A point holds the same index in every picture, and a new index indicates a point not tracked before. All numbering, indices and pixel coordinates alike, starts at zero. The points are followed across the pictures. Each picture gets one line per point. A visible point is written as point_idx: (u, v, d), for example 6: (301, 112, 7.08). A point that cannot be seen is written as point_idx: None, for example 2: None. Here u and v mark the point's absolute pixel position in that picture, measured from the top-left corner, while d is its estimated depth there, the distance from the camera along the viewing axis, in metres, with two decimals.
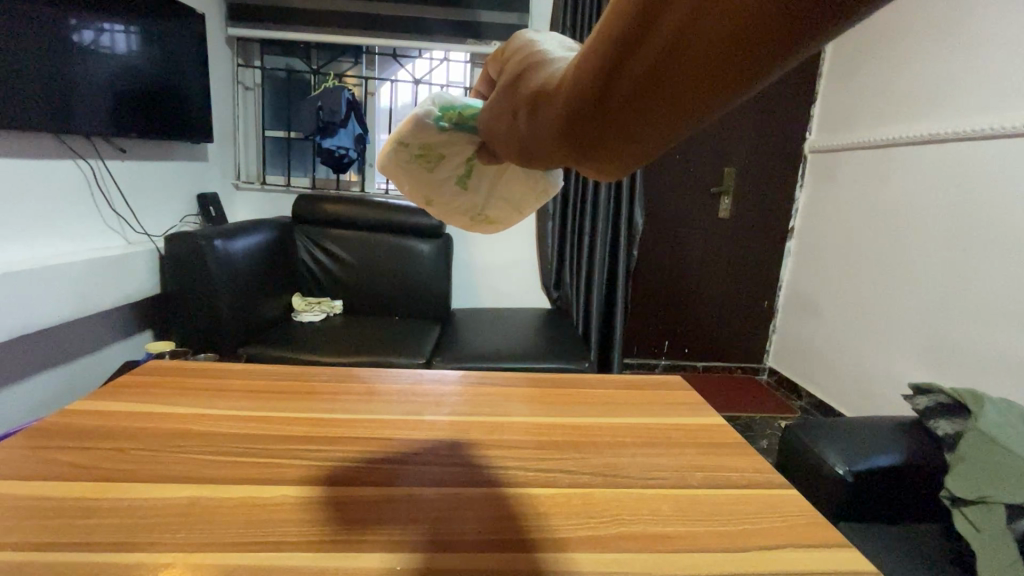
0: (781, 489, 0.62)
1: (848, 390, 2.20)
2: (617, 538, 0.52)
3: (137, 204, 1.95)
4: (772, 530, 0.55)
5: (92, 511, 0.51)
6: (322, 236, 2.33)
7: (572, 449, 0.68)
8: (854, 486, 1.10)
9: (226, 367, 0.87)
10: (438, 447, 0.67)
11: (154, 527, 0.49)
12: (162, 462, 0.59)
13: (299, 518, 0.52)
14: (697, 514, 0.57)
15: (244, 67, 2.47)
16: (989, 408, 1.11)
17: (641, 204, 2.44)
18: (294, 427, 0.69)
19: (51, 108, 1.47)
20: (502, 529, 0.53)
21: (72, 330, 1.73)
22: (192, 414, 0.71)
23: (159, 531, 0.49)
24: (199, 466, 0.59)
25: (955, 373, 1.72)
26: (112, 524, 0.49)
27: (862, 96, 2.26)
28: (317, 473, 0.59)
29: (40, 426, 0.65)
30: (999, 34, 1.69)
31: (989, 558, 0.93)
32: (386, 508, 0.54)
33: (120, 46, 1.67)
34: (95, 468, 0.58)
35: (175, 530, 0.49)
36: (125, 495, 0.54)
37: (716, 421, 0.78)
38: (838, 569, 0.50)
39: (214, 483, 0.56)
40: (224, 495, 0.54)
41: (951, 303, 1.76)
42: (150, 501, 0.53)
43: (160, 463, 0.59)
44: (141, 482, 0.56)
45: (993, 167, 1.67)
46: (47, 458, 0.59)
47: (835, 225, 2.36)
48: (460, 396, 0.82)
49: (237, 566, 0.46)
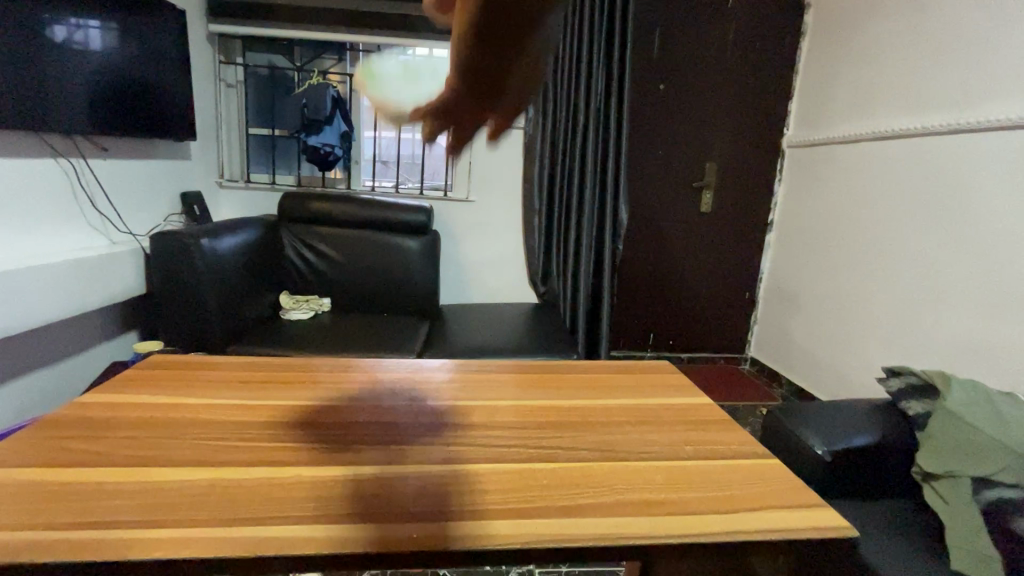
0: (766, 459, 0.67)
1: (825, 376, 2.29)
2: (617, 505, 0.56)
3: (119, 202, 1.93)
4: (760, 496, 0.59)
5: (116, 493, 0.53)
6: (307, 234, 2.32)
7: (569, 427, 0.72)
8: (832, 464, 1.16)
9: (230, 360, 0.89)
10: (442, 430, 0.70)
11: (180, 506, 0.52)
12: (178, 447, 0.62)
13: (318, 495, 0.55)
14: (690, 482, 0.61)
15: (226, 64, 2.45)
16: (955, 387, 1.17)
17: (625, 200, 2.54)
18: (302, 413, 0.72)
19: (20, 105, 1.44)
20: (508, 501, 0.56)
21: (62, 329, 1.74)
22: (201, 404, 0.73)
23: (184, 509, 0.51)
24: (216, 450, 0.62)
25: (930, 358, 1.81)
26: (137, 504, 0.52)
27: (835, 93, 2.34)
28: (329, 454, 0.63)
29: (56, 416, 0.68)
30: (964, 33, 1.77)
31: (955, 525, 0.99)
32: (400, 484, 0.58)
33: (94, 42, 1.64)
34: (115, 453, 0.60)
35: (198, 507, 0.52)
36: (146, 477, 0.56)
37: (703, 401, 0.83)
38: (819, 528, 0.55)
39: (231, 465, 0.59)
40: (243, 476, 0.57)
41: (925, 291, 1.84)
42: (171, 483, 0.55)
43: (177, 448, 0.62)
44: (161, 466, 0.58)
45: (961, 161, 1.75)
46: (65, 446, 0.61)
47: (812, 217, 2.44)
48: (459, 382, 0.86)
49: (264, 539, 0.48)
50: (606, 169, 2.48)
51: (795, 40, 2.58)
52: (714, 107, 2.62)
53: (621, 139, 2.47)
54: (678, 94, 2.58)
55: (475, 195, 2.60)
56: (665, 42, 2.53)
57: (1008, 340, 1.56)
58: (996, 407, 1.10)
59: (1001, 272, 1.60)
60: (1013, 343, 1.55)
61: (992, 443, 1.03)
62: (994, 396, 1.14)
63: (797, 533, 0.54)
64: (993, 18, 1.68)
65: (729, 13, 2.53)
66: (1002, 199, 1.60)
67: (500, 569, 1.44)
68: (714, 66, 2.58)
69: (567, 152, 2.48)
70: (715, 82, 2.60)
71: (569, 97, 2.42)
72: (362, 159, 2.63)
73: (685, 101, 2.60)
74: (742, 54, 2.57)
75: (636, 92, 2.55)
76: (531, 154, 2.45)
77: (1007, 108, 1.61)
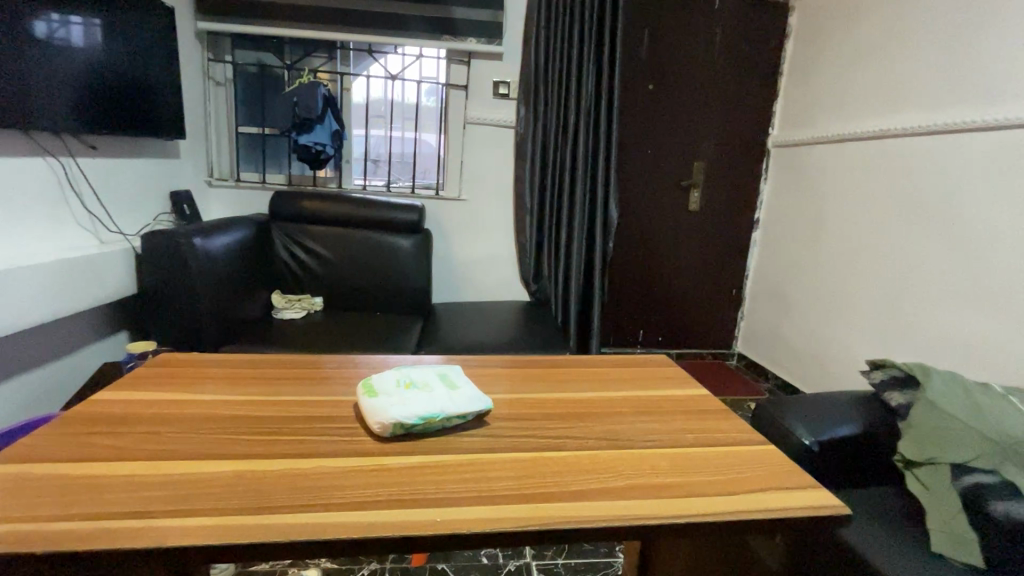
0: (761, 445, 0.74)
1: (810, 369, 2.37)
2: (623, 488, 0.62)
3: (111, 203, 1.93)
4: (757, 478, 0.66)
5: (173, 485, 0.61)
6: (300, 233, 2.32)
7: (575, 419, 0.79)
8: (818, 454, 1.21)
9: (252, 363, 0.96)
10: (458, 427, 0.77)
11: (229, 494, 0.59)
12: (218, 444, 0.69)
13: (348, 484, 0.62)
14: (692, 467, 0.67)
15: (214, 62, 2.43)
16: (934, 378, 1.23)
17: (615, 197, 2.58)
18: (326, 410, 0.80)
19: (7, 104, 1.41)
20: (520, 485, 0.63)
21: (52, 330, 1.72)
22: (231, 403, 0.80)
23: (234, 497, 0.59)
24: (253, 445, 0.69)
25: (910, 351, 1.88)
26: (193, 494, 0.59)
27: (819, 94, 2.40)
28: (354, 446, 0.71)
29: (104, 417, 0.74)
30: (939, 38, 1.84)
31: (936, 514, 1.02)
32: (422, 476, 0.64)
33: (77, 39, 1.60)
34: (164, 449, 0.67)
35: (242, 498, 0.59)
36: (196, 470, 0.63)
37: (700, 392, 0.90)
38: (811, 505, 0.61)
39: (268, 458, 0.66)
40: (282, 466, 0.65)
41: (903, 287, 1.91)
42: (219, 474, 0.63)
43: (218, 444, 0.69)
44: (207, 461, 0.65)
45: (937, 161, 1.82)
46: (117, 445, 0.68)
47: (797, 215, 2.51)
48: (470, 379, 0.92)
49: (305, 525, 0.55)
50: (596, 168, 2.52)
51: (779, 43, 2.65)
52: (701, 108, 2.66)
53: (611, 138, 2.51)
54: (665, 94, 2.62)
55: (468, 194, 2.62)
56: (652, 44, 2.57)
57: (985, 332, 1.63)
58: (973, 397, 1.16)
59: (977, 266, 1.67)
60: (990, 333, 1.62)
61: (968, 431, 1.08)
62: (970, 386, 1.20)
63: (791, 511, 0.60)
64: (964, 24, 1.75)
65: (715, 15, 2.58)
66: (978, 196, 1.67)
67: (500, 561, 1.48)
68: (700, 67, 2.62)
69: (557, 151, 2.51)
70: (702, 83, 2.65)
71: (558, 98, 2.45)
72: (354, 157, 2.63)
73: (673, 101, 2.64)
74: (728, 56, 2.62)
75: (625, 92, 2.59)
76: (521, 151, 2.52)
77: (980, 111, 1.69)
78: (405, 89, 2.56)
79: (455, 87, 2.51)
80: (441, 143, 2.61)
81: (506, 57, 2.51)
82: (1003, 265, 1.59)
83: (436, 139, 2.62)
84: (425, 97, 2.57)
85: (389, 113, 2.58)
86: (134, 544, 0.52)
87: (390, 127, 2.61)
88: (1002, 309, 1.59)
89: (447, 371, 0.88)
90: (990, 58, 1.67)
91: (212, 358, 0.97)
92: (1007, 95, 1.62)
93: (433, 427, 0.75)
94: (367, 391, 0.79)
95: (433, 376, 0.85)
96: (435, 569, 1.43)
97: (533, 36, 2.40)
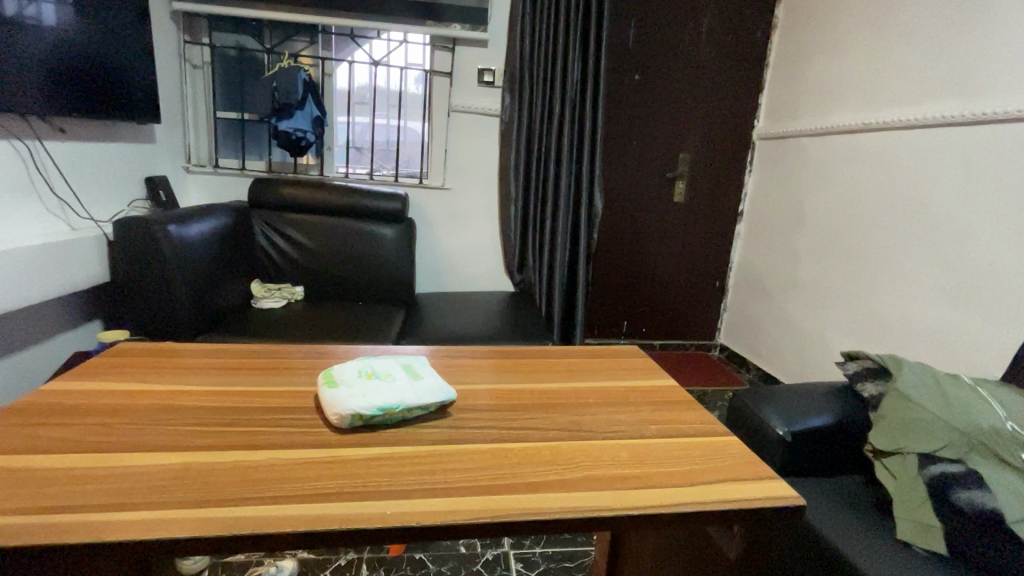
0: (719, 437, 0.77)
1: (791, 360, 2.39)
2: (582, 480, 0.64)
3: (80, 188, 1.87)
4: (713, 469, 0.68)
5: (124, 476, 0.59)
6: (279, 220, 2.28)
7: (540, 411, 0.81)
8: (793, 444, 1.22)
9: (220, 352, 0.95)
10: (423, 418, 0.77)
11: (182, 487, 0.58)
12: (177, 435, 0.68)
13: (306, 477, 0.61)
14: (651, 459, 0.70)
15: (192, 44, 2.35)
16: (905, 368, 1.22)
17: (600, 187, 2.57)
18: (292, 400, 0.80)
19: None
20: (481, 477, 0.64)
21: (10, 321, 1.63)
22: (194, 392, 0.80)
23: (187, 490, 0.58)
24: (212, 436, 0.68)
25: (884, 342, 1.92)
26: (144, 487, 0.58)
27: (803, 86, 2.41)
28: (316, 436, 0.70)
29: (63, 407, 0.73)
30: (915, 32, 1.87)
31: (903, 502, 1.03)
32: (380, 468, 0.64)
33: (47, 18, 1.55)
34: (120, 440, 0.66)
35: (190, 491, 0.58)
36: (149, 462, 0.62)
37: (664, 385, 0.93)
38: (762, 495, 0.64)
39: (228, 450, 0.66)
40: (242, 458, 0.64)
41: (880, 279, 1.94)
42: (173, 466, 0.62)
43: (177, 435, 0.68)
44: (163, 452, 0.64)
45: (911, 155, 1.85)
46: (72, 435, 0.67)
47: (779, 208, 2.53)
48: (444, 369, 0.94)
49: (259, 516, 0.54)
50: (582, 158, 2.50)
51: (766, 36, 2.63)
52: (687, 99, 2.66)
53: (597, 128, 2.50)
54: (653, 83, 2.61)
55: (452, 182, 2.58)
56: (640, 33, 2.55)
57: (959, 324, 1.66)
58: (942, 387, 1.14)
59: (953, 260, 1.69)
60: (963, 327, 1.64)
61: (937, 420, 1.07)
62: (941, 376, 1.18)
63: (743, 501, 0.62)
64: (940, 20, 1.78)
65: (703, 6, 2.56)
66: (955, 191, 1.69)
67: (477, 550, 1.48)
68: (688, 57, 2.61)
69: (543, 139, 2.49)
70: (690, 73, 2.63)
71: (545, 85, 2.42)
72: (336, 144, 2.59)
73: (659, 90, 2.63)
74: (715, 46, 2.61)
75: (611, 83, 2.57)
76: (507, 137, 2.47)
77: (954, 105, 1.72)
78: (390, 76, 2.52)
79: (438, 74, 2.45)
80: (425, 130, 2.57)
81: (491, 44, 2.46)
82: (978, 261, 1.61)
83: (420, 127, 2.59)
84: (409, 83, 2.52)
85: (372, 100, 2.53)
86: (71, 539, 0.50)
87: (374, 114, 2.57)
88: (977, 302, 1.61)
89: (412, 361, 0.88)
90: (968, 55, 1.69)
91: (175, 347, 0.96)
92: (984, 91, 1.64)
93: (393, 419, 0.75)
94: (328, 382, 0.78)
95: (396, 366, 0.85)
96: (413, 559, 1.43)
97: (519, 22, 2.36)
